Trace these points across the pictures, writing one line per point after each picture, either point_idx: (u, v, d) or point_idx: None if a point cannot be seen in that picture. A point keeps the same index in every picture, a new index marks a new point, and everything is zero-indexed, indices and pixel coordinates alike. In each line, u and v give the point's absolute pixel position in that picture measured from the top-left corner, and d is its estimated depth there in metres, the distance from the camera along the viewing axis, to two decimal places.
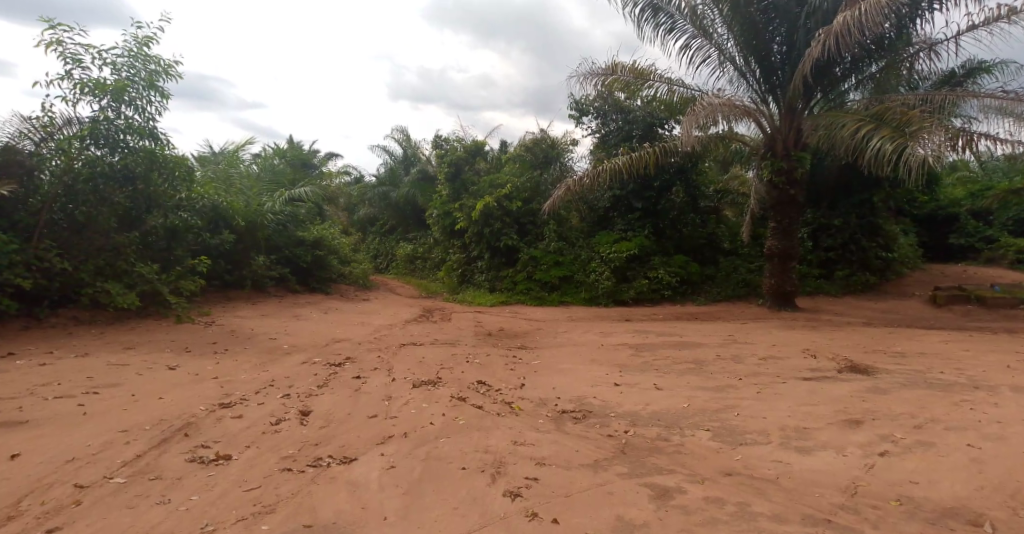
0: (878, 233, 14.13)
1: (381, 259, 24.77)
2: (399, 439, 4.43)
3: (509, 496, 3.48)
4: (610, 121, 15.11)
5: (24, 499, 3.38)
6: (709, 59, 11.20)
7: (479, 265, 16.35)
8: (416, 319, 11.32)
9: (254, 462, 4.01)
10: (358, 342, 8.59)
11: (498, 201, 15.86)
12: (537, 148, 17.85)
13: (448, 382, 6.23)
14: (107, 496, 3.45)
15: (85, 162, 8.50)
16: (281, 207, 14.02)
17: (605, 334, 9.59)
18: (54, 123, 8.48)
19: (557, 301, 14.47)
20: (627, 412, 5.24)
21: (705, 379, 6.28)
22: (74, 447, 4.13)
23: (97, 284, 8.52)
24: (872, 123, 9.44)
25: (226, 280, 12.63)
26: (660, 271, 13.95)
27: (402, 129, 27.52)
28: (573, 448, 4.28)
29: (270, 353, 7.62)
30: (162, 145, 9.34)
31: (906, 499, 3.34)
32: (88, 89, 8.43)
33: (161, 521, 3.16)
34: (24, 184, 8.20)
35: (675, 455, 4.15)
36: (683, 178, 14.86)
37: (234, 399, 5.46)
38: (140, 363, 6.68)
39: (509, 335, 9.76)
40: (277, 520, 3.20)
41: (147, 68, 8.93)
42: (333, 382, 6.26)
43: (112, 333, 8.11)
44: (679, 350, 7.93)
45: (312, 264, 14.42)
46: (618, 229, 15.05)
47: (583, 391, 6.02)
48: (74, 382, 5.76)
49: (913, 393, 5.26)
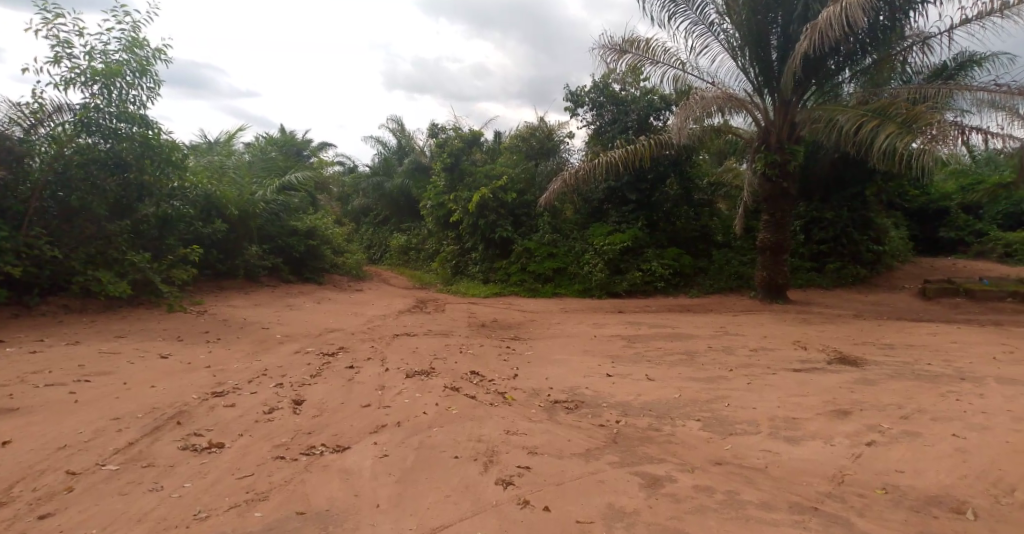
0: (870, 227, 14.21)
1: (375, 250, 24.74)
2: (392, 428, 4.44)
3: (501, 485, 3.51)
4: (605, 113, 14.93)
5: (15, 485, 3.38)
6: (709, 47, 11.15)
7: (473, 256, 16.37)
8: (410, 310, 11.33)
9: (247, 450, 4.02)
10: (351, 332, 8.60)
11: (493, 193, 15.88)
12: (532, 138, 17.90)
13: (441, 372, 6.25)
14: (100, 483, 3.45)
15: (76, 149, 8.45)
16: (273, 196, 13.93)
17: (598, 326, 9.64)
18: (44, 109, 8.37)
19: (551, 293, 14.50)
20: (619, 403, 5.28)
21: (696, 370, 6.32)
22: (66, 435, 4.12)
23: (88, 273, 8.47)
24: (870, 118, 9.49)
25: (218, 269, 12.58)
26: (653, 263, 14.02)
27: (397, 118, 27.39)
28: (566, 438, 4.31)
29: (264, 342, 7.62)
30: (154, 131, 9.27)
31: (891, 487, 3.39)
32: (79, 76, 8.35)
33: (154, 507, 3.17)
34: (14, 170, 8.07)
35: (666, 444, 4.20)
36: (678, 170, 14.90)
37: (227, 388, 5.46)
38: (131, 352, 6.65)
39: (502, 326, 9.78)
40: (270, 507, 3.22)
41: (138, 54, 8.84)
42: (326, 371, 6.26)
43: (103, 321, 8.07)
44: (671, 341, 7.98)
45: (305, 254, 14.39)
46: (612, 221, 15.06)
47: (576, 382, 6.05)
48: (66, 370, 5.74)
49: (900, 384, 5.33)
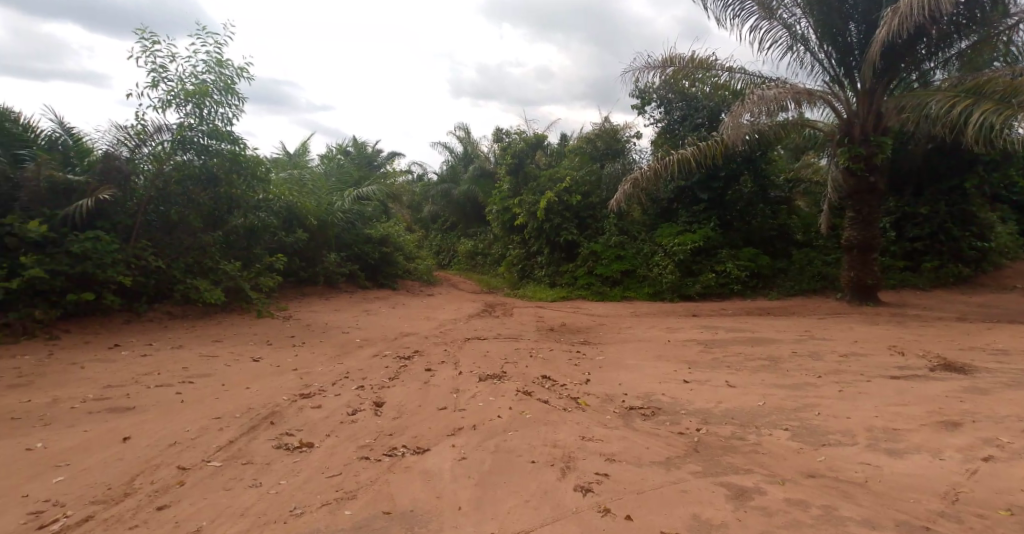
0: (971, 222, 13.12)
1: (443, 256, 25.27)
2: (468, 431, 4.50)
3: (579, 491, 3.48)
4: (674, 110, 14.70)
5: (136, 477, 3.66)
6: (778, 40, 10.70)
7: (539, 260, 16.40)
8: (479, 314, 11.46)
9: (334, 450, 4.18)
10: (424, 336, 8.79)
11: (559, 195, 15.90)
12: (598, 141, 17.79)
13: (512, 376, 6.27)
14: (207, 478, 3.69)
15: (174, 166, 9.10)
16: (349, 206, 14.54)
17: (672, 330, 9.38)
18: (146, 131, 9.00)
19: (620, 296, 14.24)
20: (698, 410, 5.12)
21: (781, 377, 6.04)
22: (175, 432, 4.43)
23: (187, 281, 9.14)
24: (968, 98, 8.77)
25: (300, 276, 13.17)
26: (728, 264, 13.50)
27: (464, 125, 27.82)
28: (644, 445, 4.23)
29: (343, 346, 7.93)
30: (241, 147, 9.86)
31: (1017, 508, 3.09)
32: (174, 98, 9.00)
33: (255, 502, 3.35)
34: (122, 188, 8.66)
35: (752, 454, 4.02)
36: (752, 167, 14.38)
37: (313, 390, 5.72)
38: (227, 355, 7.09)
39: (572, 331, 9.71)
40: (358, 505, 3.33)
41: (224, 73, 9.44)
42: (402, 374, 6.43)
43: (202, 326, 8.66)
44: (751, 346, 7.66)
45: (379, 261, 14.91)
46: (683, 221, 14.72)
47: (652, 388, 5.91)
48: (172, 372, 6.20)
49: (1017, 393, 4.87)
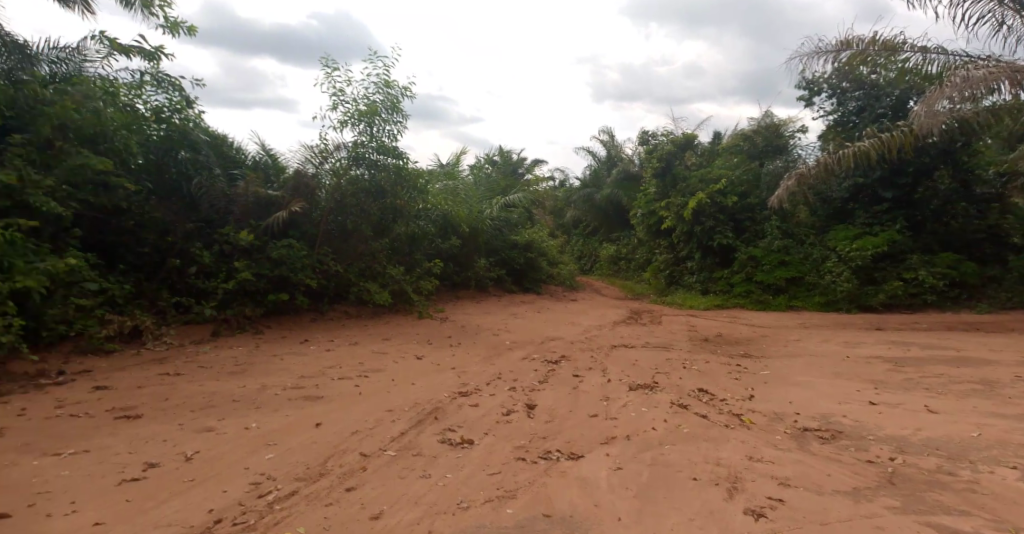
0: None
1: (586, 261, 25.18)
2: (623, 441, 4.36)
3: (751, 515, 3.19)
4: (852, 101, 13.28)
5: (328, 460, 4.03)
6: (987, 11, 9.17)
7: (689, 265, 15.67)
8: (626, 321, 11.20)
9: (493, 448, 4.27)
10: (572, 341, 8.77)
11: (711, 197, 15.02)
12: (755, 138, 16.57)
13: (666, 387, 6.00)
14: (384, 465, 3.96)
15: (349, 180, 10.01)
16: (498, 213, 15.01)
17: (849, 345, 8.39)
18: (327, 149, 10.00)
19: (786, 305, 13.07)
20: (891, 436, 4.48)
21: (1000, 405, 5.09)
22: (356, 421, 4.83)
23: (360, 284, 10.04)
24: None
25: (454, 281, 13.84)
26: (922, 271, 11.85)
27: (608, 129, 27.52)
28: (824, 472, 3.78)
29: (496, 348, 8.17)
30: (404, 161, 10.60)
31: None
32: (350, 118, 9.93)
33: (426, 492, 3.52)
34: (309, 200, 9.75)
35: (966, 494, 3.42)
36: (949, 160, 12.48)
37: (471, 389, 5.94)
38: (394, 352, 7.64)
39: (730, 342, 9.09)
40: (519, 505, 3.35)
41: (391, 93, 10.23)
42: (552, 378, 6.44)
43: (372, 325, 9.44)
44: (954, 367, 6.58)
45: (526, 266, 15.24)
46: (860, 223, 13.17)
47: (830, 409, 5.30)
48: (351, 366, 6.81)
49: None
